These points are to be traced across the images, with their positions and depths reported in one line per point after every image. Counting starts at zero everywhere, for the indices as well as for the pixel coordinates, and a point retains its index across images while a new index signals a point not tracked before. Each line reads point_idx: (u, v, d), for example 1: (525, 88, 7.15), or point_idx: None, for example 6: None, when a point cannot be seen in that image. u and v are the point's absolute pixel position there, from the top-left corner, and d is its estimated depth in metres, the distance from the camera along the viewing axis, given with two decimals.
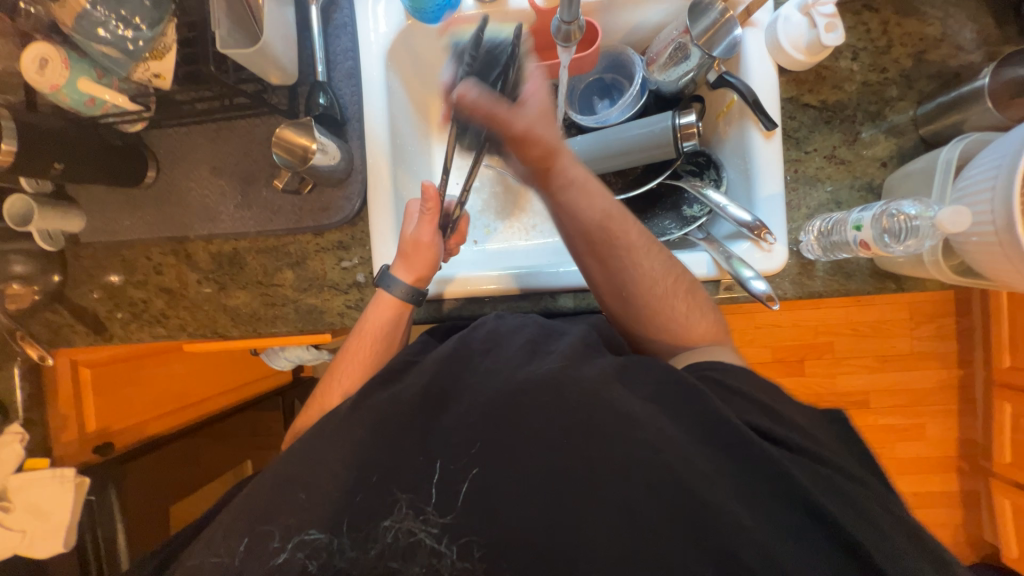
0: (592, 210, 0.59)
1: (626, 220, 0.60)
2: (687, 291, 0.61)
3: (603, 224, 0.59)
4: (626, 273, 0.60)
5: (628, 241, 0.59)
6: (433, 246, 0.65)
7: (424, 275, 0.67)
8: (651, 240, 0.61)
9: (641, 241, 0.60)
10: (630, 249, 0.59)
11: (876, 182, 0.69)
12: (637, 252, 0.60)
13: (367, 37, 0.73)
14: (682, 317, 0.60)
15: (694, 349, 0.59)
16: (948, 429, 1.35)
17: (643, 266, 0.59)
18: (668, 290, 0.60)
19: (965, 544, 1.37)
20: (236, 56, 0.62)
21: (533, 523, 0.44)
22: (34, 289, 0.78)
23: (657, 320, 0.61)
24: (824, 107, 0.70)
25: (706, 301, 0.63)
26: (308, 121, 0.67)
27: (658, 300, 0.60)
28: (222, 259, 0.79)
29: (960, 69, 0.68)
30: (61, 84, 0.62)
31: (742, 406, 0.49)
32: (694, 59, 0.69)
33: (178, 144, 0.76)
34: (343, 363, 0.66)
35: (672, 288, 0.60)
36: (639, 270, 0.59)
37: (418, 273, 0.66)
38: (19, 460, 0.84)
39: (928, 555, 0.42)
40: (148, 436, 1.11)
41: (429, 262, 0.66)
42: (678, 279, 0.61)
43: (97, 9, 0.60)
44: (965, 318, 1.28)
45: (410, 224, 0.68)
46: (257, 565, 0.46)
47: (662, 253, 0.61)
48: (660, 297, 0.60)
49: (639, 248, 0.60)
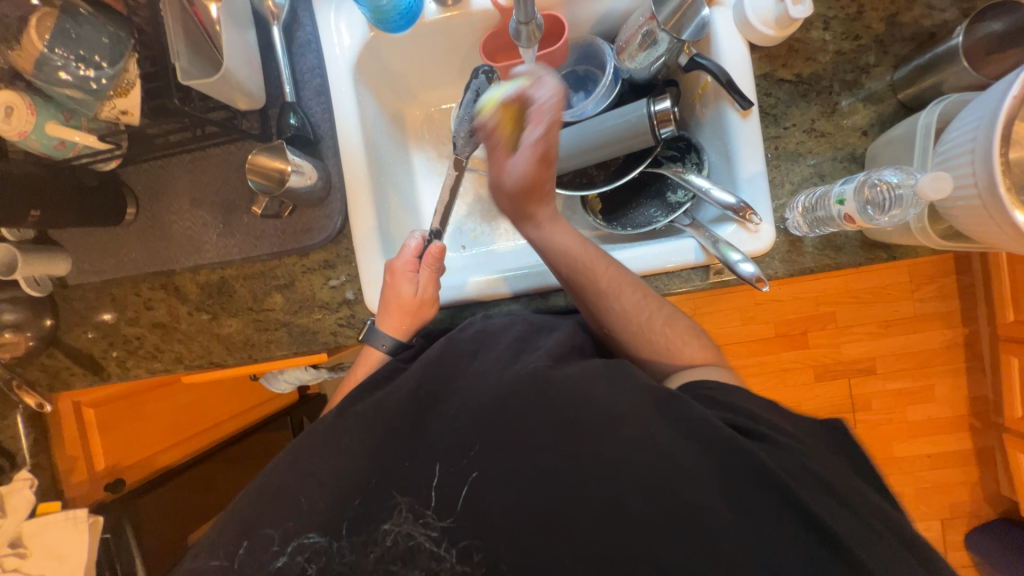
0: (559, 262, 0.63)
1: (590, 274, 0.61)
2: (666, 323, 0.61)
3: (570, 276, 0.62)
4: (599, 312, 0.63)
5: (596, 291, 0.61)
6: (433, 302, 0.69)
7: (415, 330, 0.69)
8: (625, 276, 0.62)
9: (607, 289, 0.61)
10: (598, 296, 0.61)
11: (859, 152, 0.68)
12: (608, 296, 0.61)
13: (332, 52, 0.73)
14: (664, 347, 0.61)
15: (685, 369, 0.59)
16: (958, 388, 1.34)
17: (614, 307, 0.61)
18: (643, 324, 0.61)
19: (983, 501, 1.37)
20: (199, 87, 0.62)
21: (529, 514, 0.45)
22: (28, 336, 0.77)
23: (651, 345, 0.61)
24: (799, 81, 0.69)
25: (689, 324, 0.63)
26: (281, 144, 0.66)
27: (632, 336, 0.61)
28: (210, 289, 0.78)
29: (934, 29, 0.67)
30: (30, 130, 0.62)
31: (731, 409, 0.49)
32: (663, 44, 0.67)
33: (155, 177, 0.76)
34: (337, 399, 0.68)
35: (648, 321, 0.61)
36: (609, 312, 0.61)
37: (413, 329, 0.69)
38: (30, 505, 0.87)
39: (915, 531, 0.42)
40: (159, 467, 1.12)
41: (427, 318, 0.70)
42: (655, 316, 0.61)
43: (54, 52, 0.61)
44: (966, 277, 1.27)
45: (406, 282, 0.67)
46: (257, 566, 0.47)
47: (633, 295, 0.61)
48: (635, 334, 0.61)
49: (610, 292, 0.61)
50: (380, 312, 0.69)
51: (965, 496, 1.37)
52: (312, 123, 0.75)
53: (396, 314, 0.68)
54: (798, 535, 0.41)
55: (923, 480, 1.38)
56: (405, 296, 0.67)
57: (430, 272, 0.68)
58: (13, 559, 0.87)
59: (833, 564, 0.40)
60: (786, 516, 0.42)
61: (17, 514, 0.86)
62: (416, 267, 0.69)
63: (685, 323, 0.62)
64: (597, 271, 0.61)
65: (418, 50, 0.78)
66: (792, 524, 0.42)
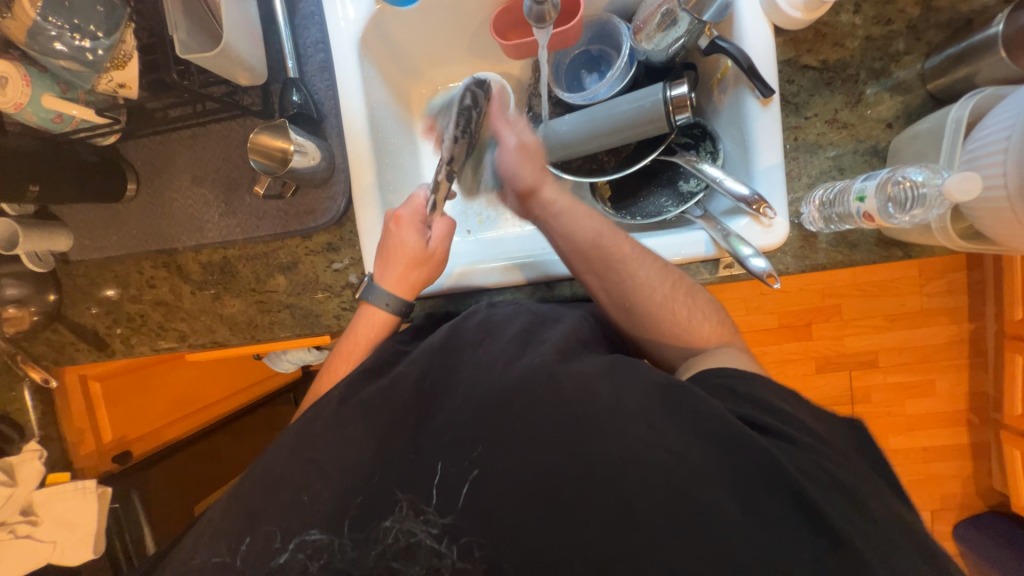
0: (577, 243, 0.62)
1: (618, 235, 0.62)
2: (687, 294, 0.60)
3: (594, 245, 0.61)
4: (627, 286, 0.60)
5: (620, 255, 0.61)
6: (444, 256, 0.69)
7: (423, 285, 0.68)
8: (643, 249, 0.62)
9: (634, 251, 0.61)
10: (625, 258, 0.60)
11: (881, 145, 0.66)
12: (631, 264, 0.60)
13: (337, 25, 0.69)
14: (685, 324, 0.60)
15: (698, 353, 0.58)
16: (959, 383, 1.34)
17: (638, 275, 0.60)
18: (668, 297, 0.59)
19: (974, 493, 1.38)
20: (197, 61, 0.60)
21: (532, 508, 0.46)
22: (33, 311, 0.77)
23: (652, 331, 0.61)
24: (824, 68, 0.66)
25: (706, 298, 0.62)
26: (283, 122, 0.64)
27: (657, 309, 0.60)
28: (213, 269, 0.78)
29: (971, 15, 0.63)
30: (25, 102, 0.61)
31: (739, 408, 0.49)
32: (683, 25, 0.64)
33: (154, 153, 0.74)
34: (330, 367, 0.66)
35: (671, 295, 0.60)
36: (635, 281, 0.60)
37: (418, 284, 0.68)
38: (40, 475, 0.86)
39: (915, 535, 0.42)
40: (165, 441, 1.15)
41: (433, 272, 0.68)
42: (675, 282, 0.61)
43: (48, 21, 0.58)
44: (976, 272, 1.25)
45: (416, 236, 0.66)
46: (260, 563, 0.48)
47: (657, 261, 0.62)
48: (661, 305, 0.60)
49: (632, 259, 0.61)
50: (381, 270, 0.67)
51: (957, 489, 1.39)
52: (316, 101, 0.73)
53: (403, 267, 0.66)
54: (802, 532, 0.42)
55: (917, 472, 1.39)
56: (415, 249, 0.66)
57: (441, 228, 0.68)
58: (24, 526, 0.88)
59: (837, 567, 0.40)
60: (789, 517, 0.42)
61: (26, 484, 0.86)
62: (423, 221, 0.67)
63: (706, 297, 0.62)
64: (621, 234, 0.62)
65: (425, 24, 0.75)
66: (796, 527, 0.42)
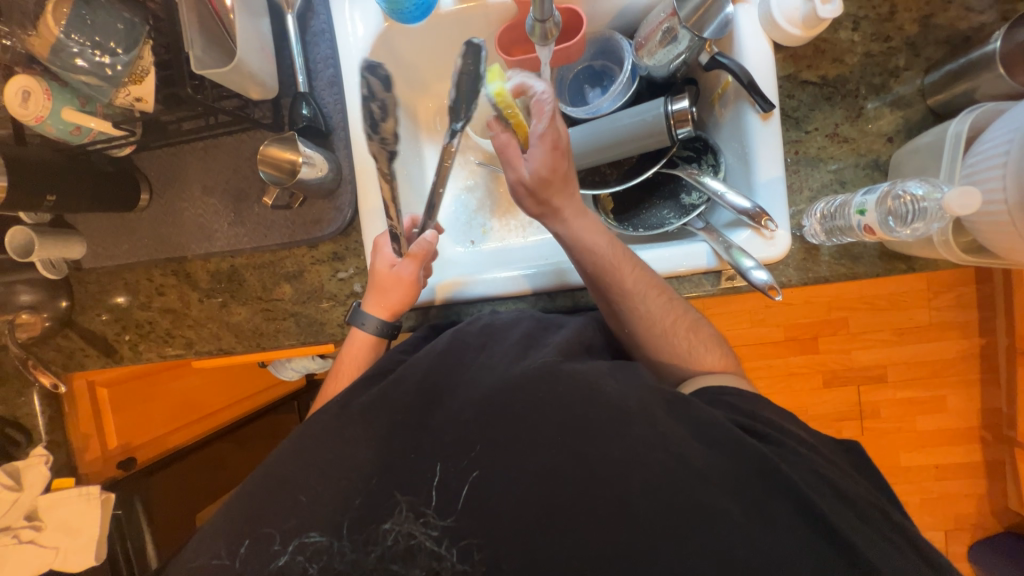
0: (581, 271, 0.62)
1: (621, 268, 0.59)
2: (689, 328, 0.61)
3: (595, 276, 0.60)
4: (626, 316, 0.61)
5: (622, 291, 0.59)
6: (412, 282, 0.67)
7: (395, 309, 0.68)
8: (651, 283, 0.60)
9: (635, 285, 0.59)
10: (626, 292, 0.59)
11: (882, 159, 0.66)
12: (632, 299, 0.59)
13: (346, 41, 0.72)
14: (684, 350, 0.60)
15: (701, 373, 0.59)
16: (971, 399, 1.31)
17: (637, 310, 0.60)
18: (667, 330, 0.60)
19: (988, 513, 1.35)
20: (211, 75, 0.62)
21: (534, 516, 0.45)
22: (45, 317, 0.79)
23: (653, 347, 0.61)
24: (824, 83, 0.67)
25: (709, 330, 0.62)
26: (293, 136, 0.66)
27: (657, 339, 0.61)
28: (221, 276, 0.79)
29: (970, 32, 0.64)
30: (45, 116, 0.63)
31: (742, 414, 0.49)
32: (684, 41, 0.65)
33: (167, 164, 0.76)
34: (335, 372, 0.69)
35: (671, 328, 0.60)
36: (634, 314, 0.60)
37: (391, 309, 0.68)
38: (44, 482, 0.87)
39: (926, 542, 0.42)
40: (169, 449, 1.16)
41: (403, 298, 0.68)
42: (678, 317, 0.60)
43: (71, 38, 0.61)
44: (987, 287, 1.23)
45: (385, 257, 0.68)
46: (259, 565, 0.48)
47: (661, 296, 0.60)
48: (661, 336, 0.60)
49: (635, 294, 0.59)
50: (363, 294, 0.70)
51: (970, 508, 1.36)
52: (324, 114, 0.75)
53: (376, 290, 0.68)
54: (804, 538, 0.41)
55: (929, 490, 1.36)
56: (382, 271, 0.67)
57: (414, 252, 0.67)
58: (29, 531, 0.88)
59: (838, 572, 0.40)
60: (791, 524, 0.42)
61: (31, 489, 0.87)
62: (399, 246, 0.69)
63: (705, 330, 0.62)
64: (629, 270, 0.60)
65: (432, 41, 0.77)
66: (800, 533, 0.41)
